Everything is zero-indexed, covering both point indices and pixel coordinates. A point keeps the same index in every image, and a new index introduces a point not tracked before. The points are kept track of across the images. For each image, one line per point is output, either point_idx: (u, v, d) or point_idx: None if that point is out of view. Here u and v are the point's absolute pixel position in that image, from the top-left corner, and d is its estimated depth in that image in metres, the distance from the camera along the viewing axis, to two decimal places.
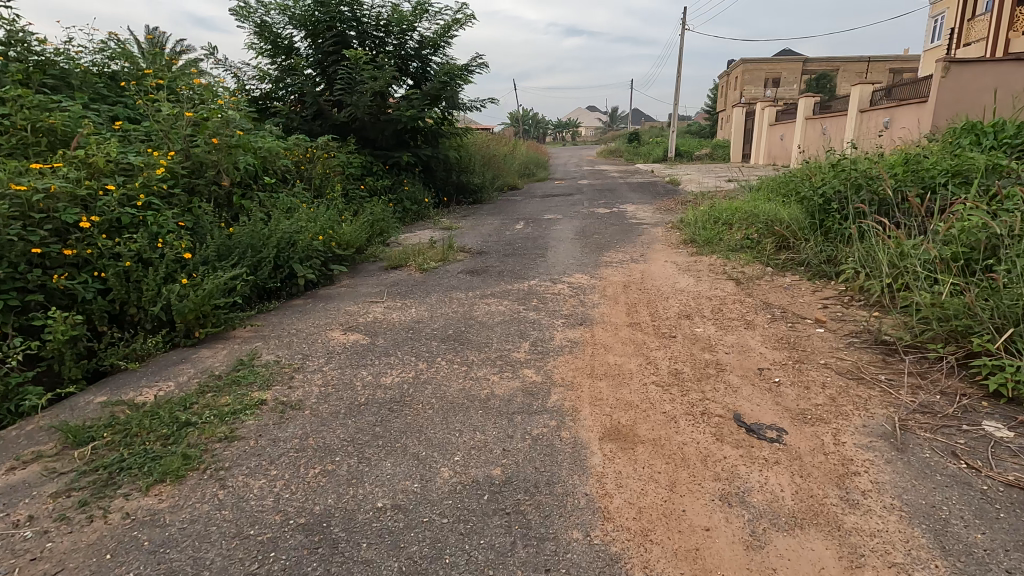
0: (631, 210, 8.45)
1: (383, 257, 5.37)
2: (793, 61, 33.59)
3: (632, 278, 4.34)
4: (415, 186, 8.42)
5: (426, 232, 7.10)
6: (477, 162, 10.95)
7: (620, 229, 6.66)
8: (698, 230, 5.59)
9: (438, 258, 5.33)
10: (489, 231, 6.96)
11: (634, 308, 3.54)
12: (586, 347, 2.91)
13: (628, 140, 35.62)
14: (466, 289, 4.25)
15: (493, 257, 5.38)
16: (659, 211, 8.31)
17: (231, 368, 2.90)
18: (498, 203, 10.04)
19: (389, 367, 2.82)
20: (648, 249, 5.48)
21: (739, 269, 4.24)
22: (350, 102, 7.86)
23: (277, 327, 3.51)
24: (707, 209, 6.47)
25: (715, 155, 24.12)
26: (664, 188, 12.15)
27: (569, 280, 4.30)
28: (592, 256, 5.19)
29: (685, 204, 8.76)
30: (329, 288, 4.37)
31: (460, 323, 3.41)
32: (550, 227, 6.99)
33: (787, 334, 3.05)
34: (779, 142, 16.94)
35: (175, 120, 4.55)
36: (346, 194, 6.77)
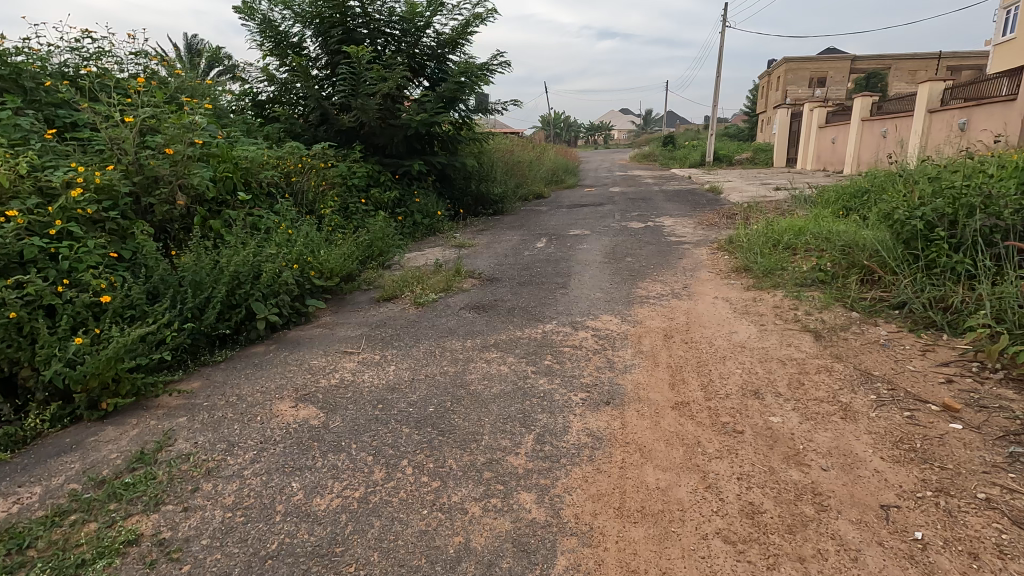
0: (669, 225, 7.49)
1: (376, 286, 4.60)
2: (841, 60, 31.77)
3: (675, 322, 3.45)
4: (428, 198, 7.65)
5: (435, 251, 6.32)
6: (499, 170, 10.14)
7: (657, 251, 5.74)
8: (753, 255, 4.63)
9: (439, 288, 4.52)
10: (506, 251, 6.12)
11: (680, 376, 2.65)
12: (613, 449, 2.04)
13: (663, 143, 34.36)
14: (465, 334, 3.42)
15: (505, 287, 4.54)
16: (701, 226, 7.32)
17: (126, 465, 2.14)
18: (521, 215, 9.22)
19: (333, 473, 2.01)
20: (691, 278, 4.55)
21: (814, 315, 3.29)
22: (357, 106, 7.16)
23: (214, 392, 2.74)
24: (761, 227, 5.49)
25: (758, 159, 22.71)
26: (703, 198, 11.04)
27: (595, 324, 3.43)
28: (623, 288, 4.31)
29: (730, 218, 7.74)
30: (300, 331, 3.61)
31: (446, 394, 2.59)
32: (575, 246, 6.11)
33: (908, 432, 2.11)
34: (830, 145, 15.60)
35: (130, 128, 3.87)
36: (346, 208, 6.05)
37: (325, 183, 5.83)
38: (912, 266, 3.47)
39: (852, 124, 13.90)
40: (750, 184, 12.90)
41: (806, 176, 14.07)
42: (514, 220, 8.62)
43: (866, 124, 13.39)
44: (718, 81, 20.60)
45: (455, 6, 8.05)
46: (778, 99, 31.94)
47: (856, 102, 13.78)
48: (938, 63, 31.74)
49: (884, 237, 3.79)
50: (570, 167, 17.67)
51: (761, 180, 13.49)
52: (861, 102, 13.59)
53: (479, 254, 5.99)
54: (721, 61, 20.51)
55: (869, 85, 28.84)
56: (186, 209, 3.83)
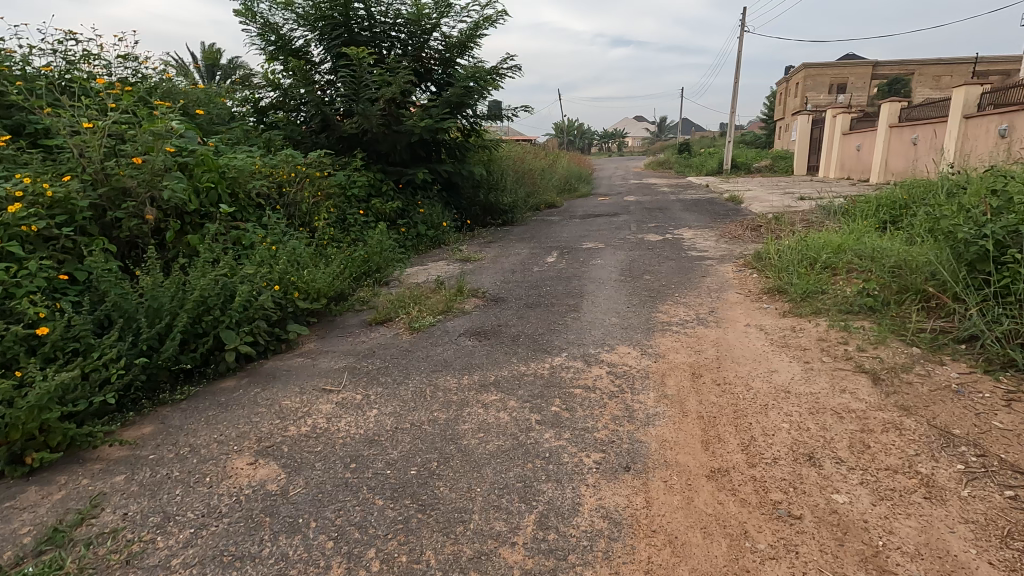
0: (689, 238, 7.02)
1: (370, 307, 4.21)
2: (862, 65, 31.05)
3: (702, 356, 3.01)
4: (433, 208, 7.27)
5: (439, 265, 5.93)
6: (510, 179, 9.75)
7: (677, 267, 5.28)
8: (786, 275, 4.16)
9: (438, 310, 4.12)
10: (514, 266, 5.71)
11: (714, 431, 2.21)
12: (635, 541, 1.60)
13: (678, 151, 33.81)
14: (462, 369, 3.00)
15: (511, 309, 4.12)
16: (724, 239, 6.85)
17: (34, 544, 1.75)
18: (532, 226, 8.82)
19: (279, 568, 1.59)
20: (718, 301, 4.09)
21: (868, 350, 2.83)
22: (358, 112, 6.82)
23: (165, 441, 2.35)
24: (793, 242, 5.01)
25: (777, 166, 22.09)
26: (723, 207, 10.65)
27: (610, 358, 2.99)
28: (642, 312, 3.87)
29: (755, 231, 7.25)
30: (278, 361, 3.21)
31: (432, 450, 2.17)
32: (588, 261, 5.67)
33: (1018, 522, 1.64)
34: (855, 153, 15.00)
35: (98, 135, 3.53)
36: (344, 220, 5.68)
37: (321, 194, 5.48)
38: (980, 293, 2.99)
39: (880, 131, 13.31)
40: (772, 193, 12.38)
41: (830, 185, 13.49)
42: (525, 232, 8.21)
43: (894, 131, 12.80)
44: (736, 87, 20.10)
45: (464, 8, 7.70)
46: (797, 106, 31.28)
47: (883, 107, 13.20)
48: (964, 68, 30.87)
49: (943, 258, 3.30)
50: (584, 174, 17.24)
51: (783, 189, 12.96)
52: (888, 107, 13.01)
53: (485, 270, 5.58)
54: (740, 66, 20.00)
55: (892, 91, 28.09)
56: (157, 224, 3.47)
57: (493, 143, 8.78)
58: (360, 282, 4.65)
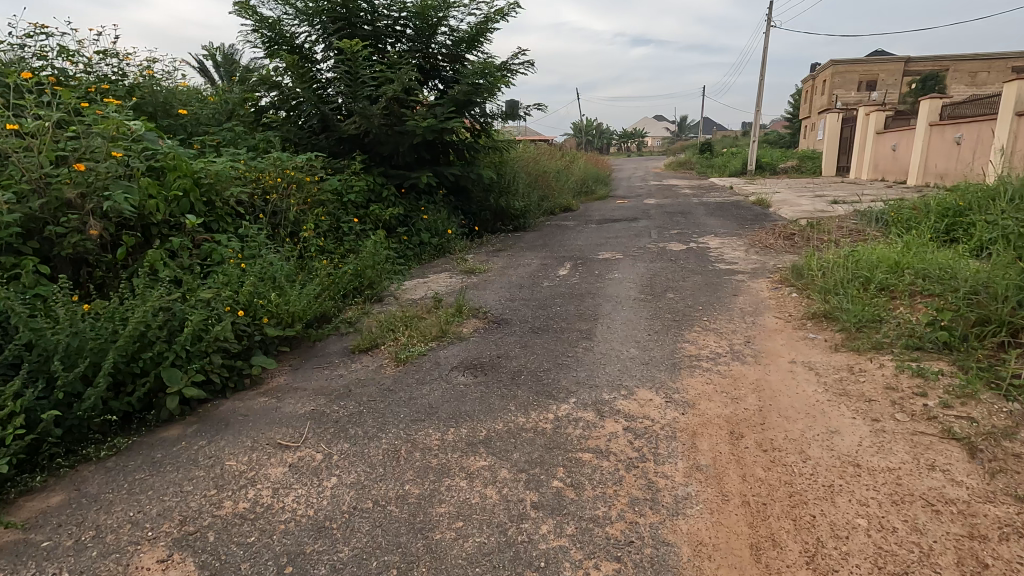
0: (716, 247, 6.44)
1: (355, 331, 3.74)
2: (894, 62, 29.88)
3: (740, 406, 2.47)
4: (438, 214, 6.80)
5: (441, 278, 5.45)
6: (522, 182, 9.25)
7: (704, 283, 4.72)
8: (835, 299, 3.59)
9: (430, 334, 3.63)
10: (523, 279, 5.21)
11: (767, 530, 1.67)
12: None
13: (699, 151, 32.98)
14: (449, 416, 2.51)
15: (514, 335, 3.62)
16: (754, 249, 6.25)
17: None
18: (545, 232, 8.31)
19: None
20: (756, 328, 3.53)
21: (954, 404, 2.25)
22: (358, 112, 6.37)
23: (69, 519, 1.90)
24: (837, 256, 4.42)
25: (804, 167, 21.21)
26: (750, 212, 10.01)
27: (629, 408, 2.46)
28: (666, 341, 3.34)
29: (788, 239, 6.64)
30: (236, 403, 2.75)
31: (393, 548, 1.67)
32: (604, 274, 5.15)
33: None
34: (890, 153, 14.18)
35: (43, 138, 3.12)
36: (337, 229, 5.23)
37: (311, 202, 5.05)
38: None
39: (918, 129, 12.52)
40: (803, 195, 11.66)
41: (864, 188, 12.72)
42: (536, 239, 7.69)
43: (934, 129, 12.01)
44: (762, 85, 19.33)
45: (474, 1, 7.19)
46: (824, 104, 30.22)
47: (922, 105, 12.41)
48: (1003, 63, 29.50)
49: None
50: (602, 176, 16.65)
51: (813, 192, 12.24)
52: (928, 104, 12.22)
53: (490, 284, 5.09)
54: (766, 62, 19.21)
55: (925, 88, 26.89)
56: (105, 240, 3.04)
57: (504, 144, 8.28)
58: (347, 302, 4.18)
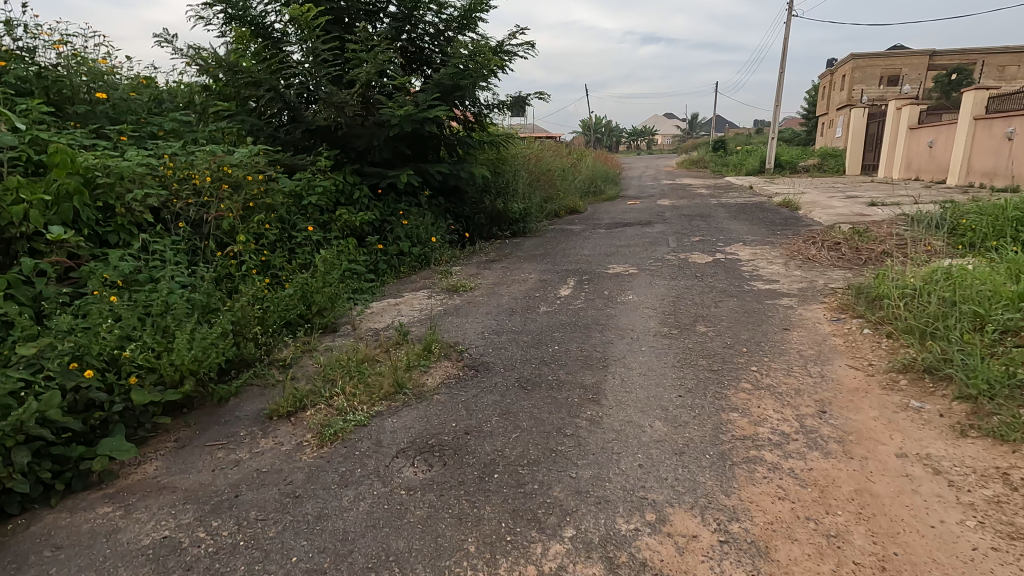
0: (749, 259, 5.45)
1: (283, 383, 2.80)
2: (918, 55, 28.57)
3: (846, 559, 1.50)
4: (421, 219, 5.87)
5: (417, 299, 4.51)
6: (523, 181, 8.28)
7: (742, 311, 3.74)
8: (936, 345, 2.60)
9: (379, 391, 2.68)
10: (516, 301, 4.26)
11: None
12: None
13: (713, 148, 31.82)
14: (368, 564, 1.56)
15: (496, 391, 2.67)
16: (795, 261, 5.25)
17: None
18: (547, 239, 7.35)
19: None
20: (828, 387, 2.55)
21: None
22: (327, 100, 5.43)
23: None
24: (920, 278, 3.41)
25: (826, 165, 20.03)
26: (778, 215, 8.98)
27: (659, 561, 1.51)
28: (705, 409, 2.37)
29: (833, 249, 5.62)
30: (60, 518, 1.83)
31: None
32: (616, 297, 4.18)
33: None
34: (927, 149, 13.07)
35: None
36: (288, 240, 4.30)
37: (255, 208, 4.11)
38: None
39: (961, 125, 11.38)
40: (833, 196, 10.61)
41: (899, 188, 11.63)
42: (537, 247, 6.72)
43: (980, 123, 10.90)
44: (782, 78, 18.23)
45: None
46: (844, 99, 28.97)
47: (965, 99, 11.25)
48: None
49: None
50: (612, 174, 15.64)
51: (844, 192, 11.17)
52: (972, 98, 11.09)
53: (475, 308, 4.14)
54: (786, 55, 18.13)
55: (952, 82, 25.55)
56: None
57: (503, 139, 7.31)
58: (281, 341, 3.25)
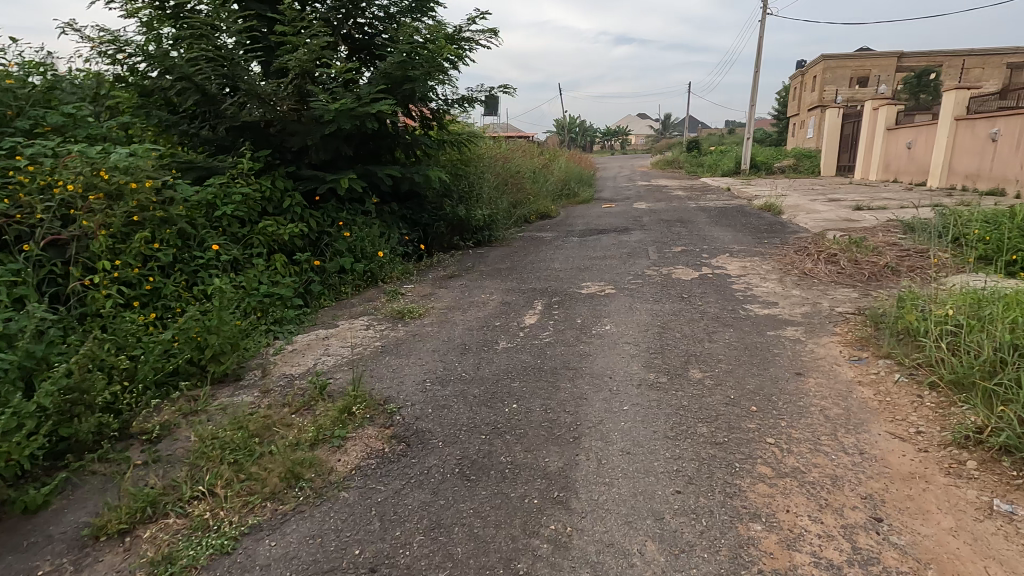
0: (739, 273, 4.84)
1: (134, 474, 2.03)
2: (887, 57, 28.79)
3: None
4: (366, 230, 5.11)
5: (355, 329, 3.77)
6: (489, 185, 7.55)
7: (741, 346, 3.11)
8: (1008, 412, 1.99)
9: (263, 487, 1.94)
10: (471, 333, 3.54)
11: None
12: None
13: (686, 149, 31.63)
14: None
15: (426, 483, 1.96)
16: (791, 277, 4.67)
17: None
18: (515, 248, 6.66)
19: None
20: (871, 474, 1.91)
21: None
22: (252, 93, 4.64)
23: None
24: (957, 308, 2.81)
25: (801, 165, 19.79)
26: (761, 220, 8.47)
27: None
28: (710, 519, 1.70)
29: (830, 262, 5.05)
30: None
31: None
32: (590, 327, 3.50)
33: None
34: (905, 150, 12.79)
35: None
36: (187, 261, 3.51)
37: (140, 223, 3.31)
38: None
39: (941, 125, 11.14)
40: (815, 199, 10.16)
41: (880, 190, 11.28)
42: (503, 259, 6.01)
43: (961, 124, 10.61)
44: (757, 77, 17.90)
45: None
46: (816, 100, 29.01)
47: (946, 97, 11.03)
48: (998, 59, 28.54)
49: None
50: (585, 175, 15.02)
51: (824, 194, 10.76)
52: (954, 96, 10.85)
53: (420, 343, 3.41)
54: (761, 53, 17.79)
55: (920, 83, 25.71)
56: None
57: (464, 138, 6.58)
58: (144, 408, 2.47)
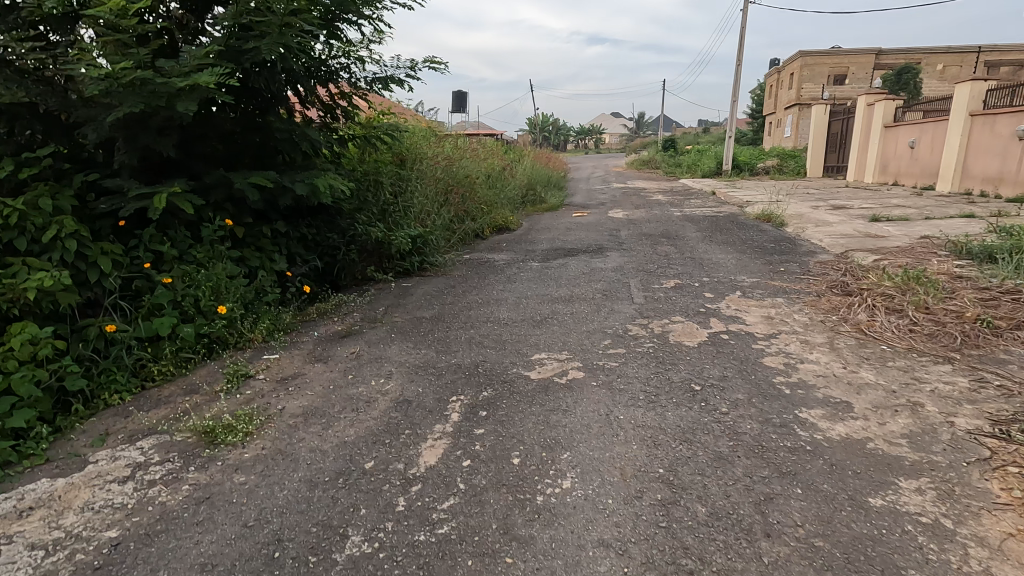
0: (767, 334, 3.27)
1: None
2: (866, 53, 27.97)
3: None
4: (209, 269, 3.38)
5: (110, 479, 2.06)
6: (421, 195, 5.86)
7: (835, 559, 1.51)
8: None
9: None
10: (308, 500, 1.86)
11: None
12: None
13: (662, 147, 30.35)
14: None
15: None
16: (846, 342, 3.12)
17: None
18: (455, 280, 5.01)
19: None
20: None
21: None
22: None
23: None
24: None
25: (785, 166, 18.55)
26: (764, 234, 6.99)
27: None
28: None
29: (893, 312, 3.51)
30: None
31: None
32: (533, 489, 1.86)
33: None
34: (907, 150, 11.54)
35: None
36: None
37: None
38: None
39: (953, 122, 9.87)
40: (819, 207, 8.75)
41: (886, 196, 9.95)
42: (430, 301, 4.34)
43: (979, 120, 9.30)
44: None
45: None
46: (794, 97, 28.05)
47: (960, 90, 9.73)
48: (976, 57, 27.96)
49: None
50: (555, 178, 13.43)
51: (827, 201, 9.37)
52: (967, 89, 9.58)
53: (193, 538, 1.71)
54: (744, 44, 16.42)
55: (901, 80, 24.91)
56: None
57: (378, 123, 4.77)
58: None
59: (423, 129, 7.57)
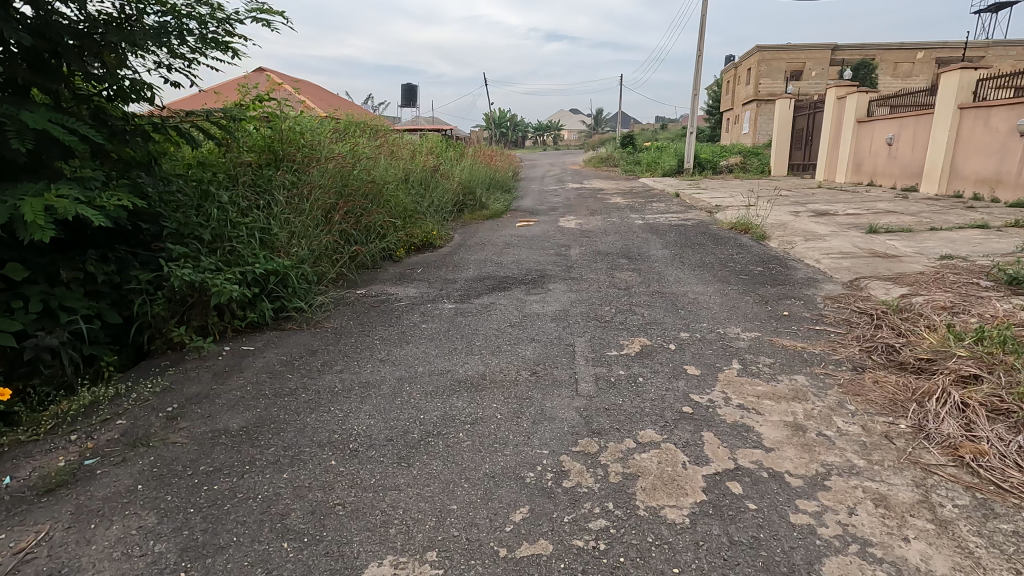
0: (809, 481, 1.83)
1: None
2: (823, 48, 27.54)
3: None
4: None
5: None
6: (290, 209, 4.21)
7: None
8: None
9: None
10: None
11: None
12: None
13: (621, 144, 29.30)
14: None
15: None
16: (958, 504, 1.70)
17: None
18: (324, 340, 3.40)
19: None
20: None
21: None
22: None
23: None
24: None
25: (749, 164, 17.59)
26: (747, 251, 5.66)
27: None
28: None
29: (999, 416, 2.13)
30: None
31: None
32: None
33: None
34: (885, 148, 10.55)
35: None
36: None
37: None
38: None
39: (939, 115, 8.86)
40: (800, 214, 7.55)
41: (868, 199, 8.86)
42: (259, 389, 2.73)
43: (970, 112, 8.28)
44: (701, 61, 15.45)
45: None
46: (752, 93, 27.42)
47: (947, 80, 8.70)
48: (929, 53, 27.90)
49: None
50: (503, 179, 11.92)
51: (807, 207, 8.17)
52: (956, 78, 8.56)
53: None
54: None
55: (858, 76, 24.52)
56: None
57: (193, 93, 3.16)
58: None
59: (313, 122, 5.89)
